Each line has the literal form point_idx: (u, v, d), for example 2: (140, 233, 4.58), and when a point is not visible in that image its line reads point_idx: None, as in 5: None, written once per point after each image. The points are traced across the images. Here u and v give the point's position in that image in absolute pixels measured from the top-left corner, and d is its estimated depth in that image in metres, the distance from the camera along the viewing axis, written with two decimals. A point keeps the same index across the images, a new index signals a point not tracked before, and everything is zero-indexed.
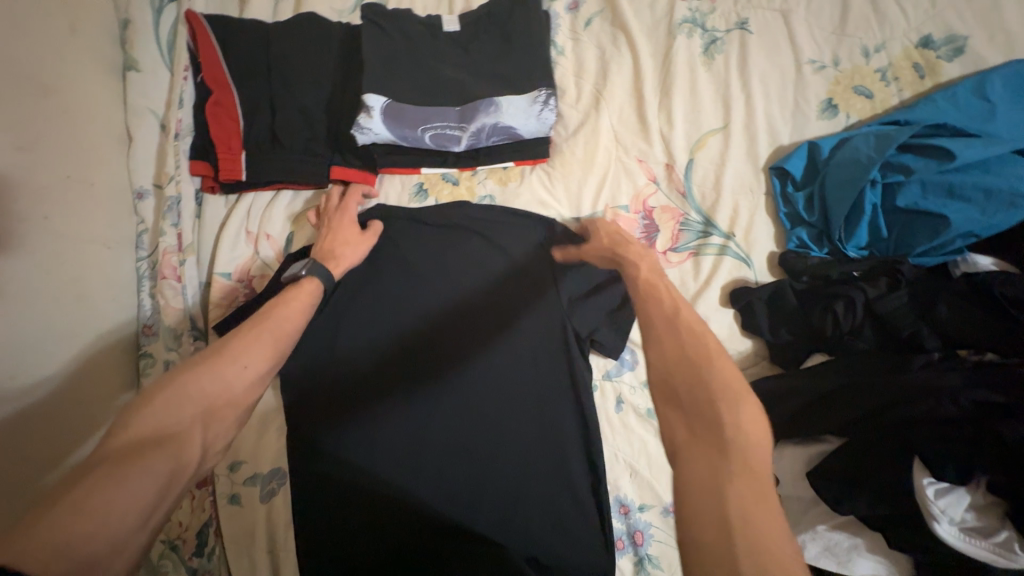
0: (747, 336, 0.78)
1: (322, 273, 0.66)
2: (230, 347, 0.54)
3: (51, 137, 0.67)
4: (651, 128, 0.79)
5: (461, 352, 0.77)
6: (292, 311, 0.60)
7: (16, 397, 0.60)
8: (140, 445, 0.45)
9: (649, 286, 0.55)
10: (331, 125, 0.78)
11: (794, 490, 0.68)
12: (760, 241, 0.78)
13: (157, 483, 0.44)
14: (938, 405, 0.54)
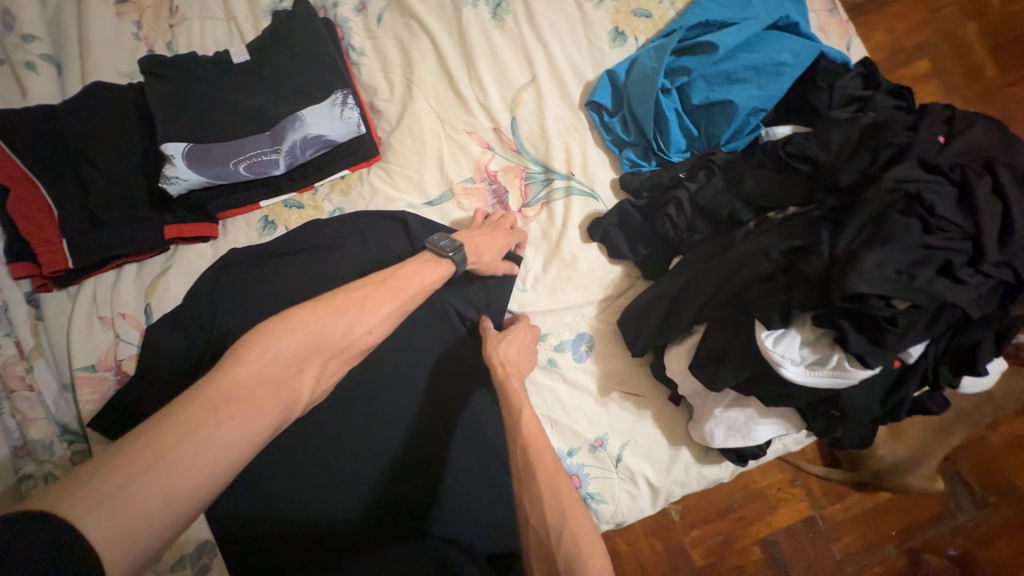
0: (615, 262, 0.82)
1: (461, 259, 0.68)
2: (350, 302, 0.54)
3: None
4: (469, 100, 0.82)
5: (355, 362, 0.76)
6: (423, 275, 0.64)
7: None
8: (256, 387, 0.43)
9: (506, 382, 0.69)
10: (152, 186, 0.76)
11: (688, 385, 0.72)
12: (598, 172, 0.82)
13: (269, 428, 0.43)
14: (754, 266, 0.59)
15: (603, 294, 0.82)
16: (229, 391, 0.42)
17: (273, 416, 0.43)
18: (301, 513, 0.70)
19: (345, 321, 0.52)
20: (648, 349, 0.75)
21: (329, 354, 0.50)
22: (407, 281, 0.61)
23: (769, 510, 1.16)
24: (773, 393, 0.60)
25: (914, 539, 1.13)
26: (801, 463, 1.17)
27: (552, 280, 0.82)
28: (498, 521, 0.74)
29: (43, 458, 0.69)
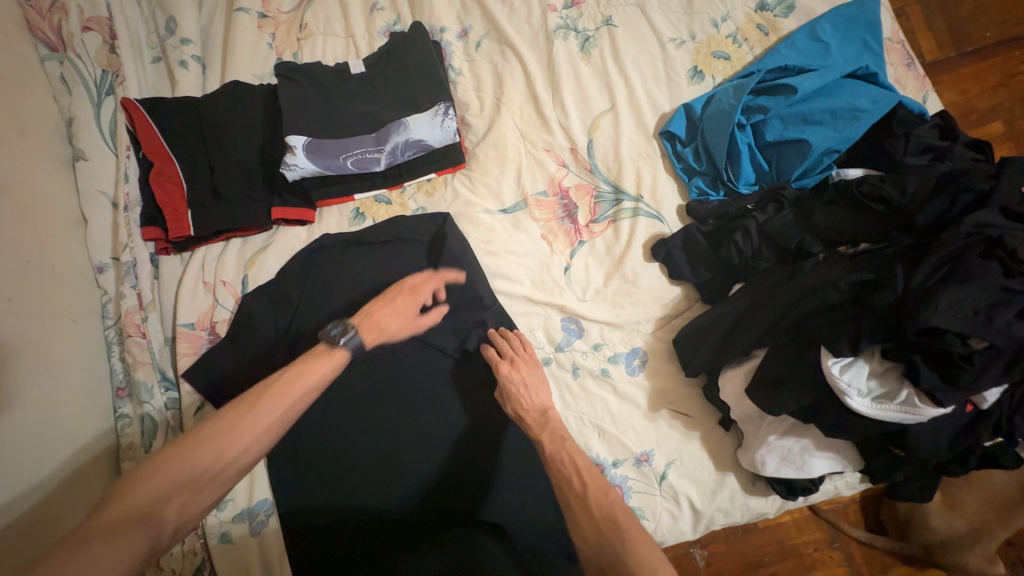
0: (675, 283, 0.85)
1: (354, 346, 0.67)
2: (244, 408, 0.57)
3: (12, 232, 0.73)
4: (551, 121, 0.89)
5: (405, 356, 0.83)
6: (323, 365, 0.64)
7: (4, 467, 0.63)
8: (113, 533, 0.46)
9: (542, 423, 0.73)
10: (266, 171, 0.87)
11: (742, 409, 0.73)
12: (666, 197, 0.86)
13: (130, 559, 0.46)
14: (823, 295, 0.62)
15: (661, 312, 0.85)
16: (80, 544, 0.45)
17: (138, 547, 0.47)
18: (361, 496, 0.77)
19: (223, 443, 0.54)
20: (704, 369, 0.77)
21: (201, 483, 0.52)
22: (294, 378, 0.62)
23: (805, 571, 1.26)
24: (834, 423, 0.61)
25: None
26: (846, 527, 1.27)
27: (612, 295, 0.86)
28: (537, 517, 0.77)
29: (144, 399, 0.79)
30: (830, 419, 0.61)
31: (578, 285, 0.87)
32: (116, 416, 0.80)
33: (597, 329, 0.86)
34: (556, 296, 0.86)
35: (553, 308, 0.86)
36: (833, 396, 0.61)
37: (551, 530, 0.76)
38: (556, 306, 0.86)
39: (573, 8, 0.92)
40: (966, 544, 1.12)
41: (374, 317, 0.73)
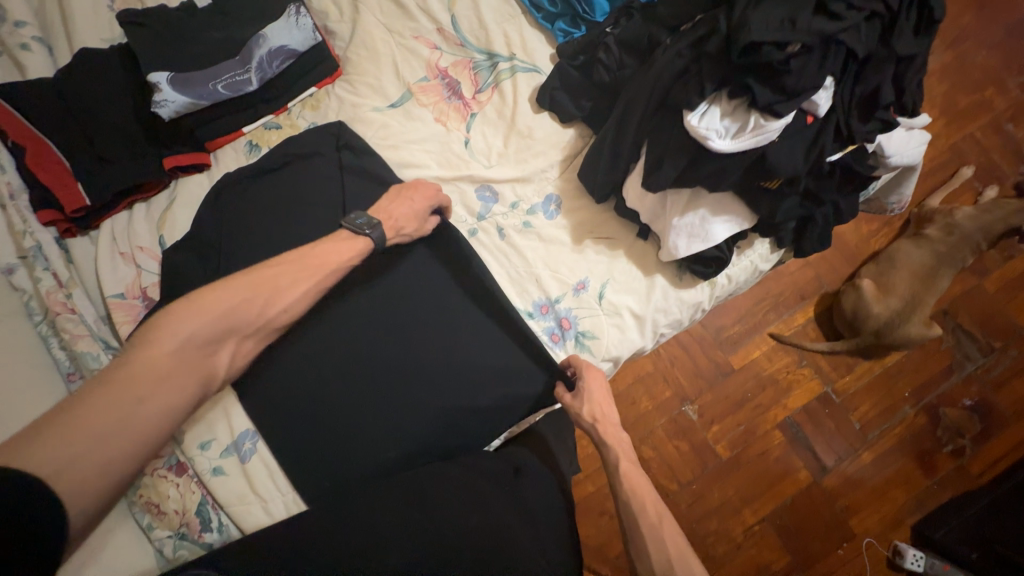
0: (567, 126, 0.90)
1: (379, 236, 0.77)
2: (265, 284, 0.67)
3: None
4: (411, 7, 0.91)
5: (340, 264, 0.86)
6: (341, 252, 0.74)
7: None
8: (170, 371, 0.57)
9: (607, 426, 0.79)
10: (145, 126, 0.86)
11: (648, 208, 0.80)
12: (537, 49, 0.91)
13: (184, 398, 0.57)
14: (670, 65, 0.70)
15: (563, 155, 0.90)
16: (138, 375, 0.54)
17: (190, 387, 0.58)
18: (337, 396, 0.82)
19: (256, 307, 0.66)
20: (609, 187, 0.84)
21: (236, 332, 0.64)
22: (314, 258, 0.72)
23: (782, 394, 1.41)
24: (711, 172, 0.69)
25: (924, 397, 1.42)
26: (808, 343, 1.42)
27: (514, 154, 0.91)
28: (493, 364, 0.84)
29: (94, 367, 0.78)
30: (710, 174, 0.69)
31: (481, 154, 0.91)
32: None
33: (510, 189, 0.90)
34: (464, 169, 0.90)
35: (465, 182, 0.91)
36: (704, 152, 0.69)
37: (511, 373, 0.85)
38: (466, 178, 0.90)
39: None
40: (904, 318, 1.27)
41: (386, 208, 0.79)
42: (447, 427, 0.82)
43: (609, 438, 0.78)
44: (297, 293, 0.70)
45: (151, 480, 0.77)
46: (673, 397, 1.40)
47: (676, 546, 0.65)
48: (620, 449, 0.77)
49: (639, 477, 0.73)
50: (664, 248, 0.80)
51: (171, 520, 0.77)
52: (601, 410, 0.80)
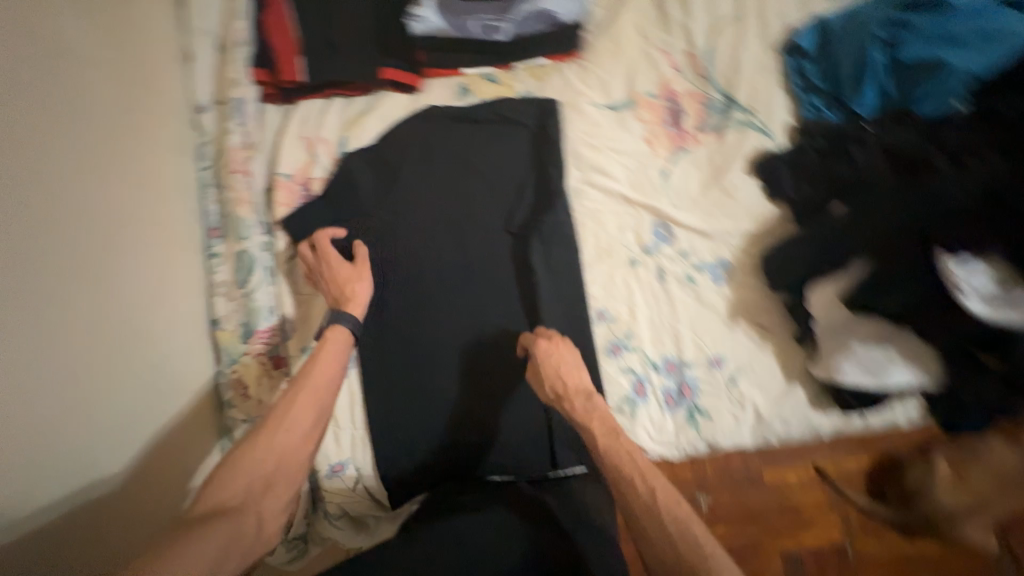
0: (772, 201, 0.86)
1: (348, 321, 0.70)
2: (279, 411, 0.60)
3: (127, 54, 0.76)
4: (672, 21, 0.87)
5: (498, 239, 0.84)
6: (336, 359, 0.66)
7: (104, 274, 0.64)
8: (204, 521, 0.51)
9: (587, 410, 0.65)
10: (378, 30, 0.85)
11: (828, 321, 0.76)
12: (777, 112, 0.86)
13: (219, 545, 0.50)
14: (942, 190, 0.67)
15: (755, 228, 0.86)
16: (179, 533, 0.50)
17: (224, 533, 0.51)
18: (447, 361, 0.82)
19: (279, 433, 0.58)
20: (797, 281, 0.79)
21: (263, 471, 0.56)
22: (306, 379, 0.63)
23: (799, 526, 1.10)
24: (925, 321, 0.70)
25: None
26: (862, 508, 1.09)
27: (706, 204, 0.86)
28: None
29: (244, 236, 0.79)
30: (922, 319, 0.70)
31: (674, 191, 0.87)
32: (209, 254, 0.82)
33: (686, 236, 0.86)
34: (651, 199, 0.86)
35: (644, 210, 0.87)
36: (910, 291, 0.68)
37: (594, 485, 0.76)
38: (649, 209, 0.86)
39: None
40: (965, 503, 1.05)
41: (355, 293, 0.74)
42: (530, 435, 0.82)
43: (580, 415, 0.65)
44: (318, 416, 0.62)
45: (250, 360, 0.78)
46: (691, 481, 1.12)
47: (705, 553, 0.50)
48: (598, 424, 0.63)
49: (635, 457, 0.58)
50: (818, 363, 0.77)
51: (252, 407, 0.77)
52: (571, 378, 0.70)
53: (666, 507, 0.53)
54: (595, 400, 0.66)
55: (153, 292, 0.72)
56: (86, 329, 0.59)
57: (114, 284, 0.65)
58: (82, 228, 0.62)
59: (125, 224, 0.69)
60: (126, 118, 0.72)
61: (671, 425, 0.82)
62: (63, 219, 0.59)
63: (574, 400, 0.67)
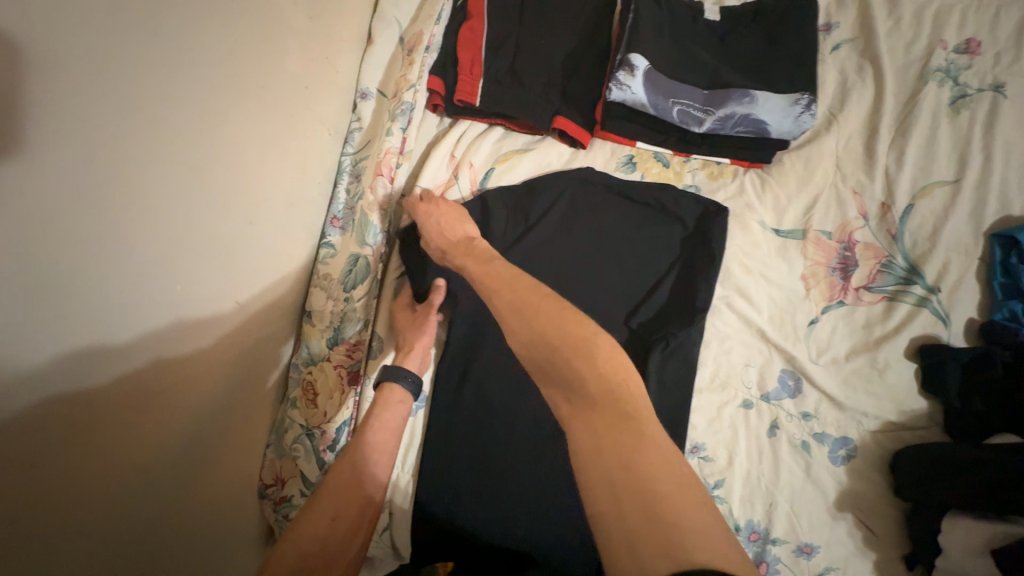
0: (923, 395, 0.76)
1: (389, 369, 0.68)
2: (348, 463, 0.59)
3: (327, 29, 0.73)
4: (878, 164, 0.78)
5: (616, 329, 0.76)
6: (395, 415, 0.65)
7: (232, 252, 0.61)
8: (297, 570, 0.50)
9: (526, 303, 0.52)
10: (566, 76, 0.80)
11: (961, 565, 0.65)
12: (963, 302, 0.75)
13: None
14: None
15: (894, 417, 0.76)
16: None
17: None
18: (519, 437, 0.77)
19: (353, 486, 0.57)
20: (928, 500, 0.69)
21: (340, 521, 0.55)
22: (373, 436, 0.62)
23: None
24: None
25: None
26: None
27: (849, 371, 0.77)
28: None
29: (367, 243, 0.74)
30: None
31: (816, 344, 0.78)
32: (323, 243, 0.79)
33: (815, 398, 0.77)
34: (789, 343, 0.77)
35: (776, 352, 0.78)
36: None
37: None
38: (784, 354, 0.77)
39: (963, 56, 0.78)
40: None
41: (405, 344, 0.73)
42: (578, 551, 0.73)
43: (495, 284, 0.56)
44: (383, 471, 0.61)
45: (329, 368, 0.74)
46: None
47: (628, 406, 0.42)
48: (470, 259, 0.63)
49: (499, 274, 0.58)
50: None
51: (315, 416, 0.73)
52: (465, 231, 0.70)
53: (554, 328, 0.48)
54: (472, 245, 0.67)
55: (268, 275, 0.69)
56: (195, 303, 0.56)
57: (239, 271, 0.63)
58: (227, 201, 0.59)
59: (263, 201, 0.66)
60: (305, 97, 0.71)
61: None
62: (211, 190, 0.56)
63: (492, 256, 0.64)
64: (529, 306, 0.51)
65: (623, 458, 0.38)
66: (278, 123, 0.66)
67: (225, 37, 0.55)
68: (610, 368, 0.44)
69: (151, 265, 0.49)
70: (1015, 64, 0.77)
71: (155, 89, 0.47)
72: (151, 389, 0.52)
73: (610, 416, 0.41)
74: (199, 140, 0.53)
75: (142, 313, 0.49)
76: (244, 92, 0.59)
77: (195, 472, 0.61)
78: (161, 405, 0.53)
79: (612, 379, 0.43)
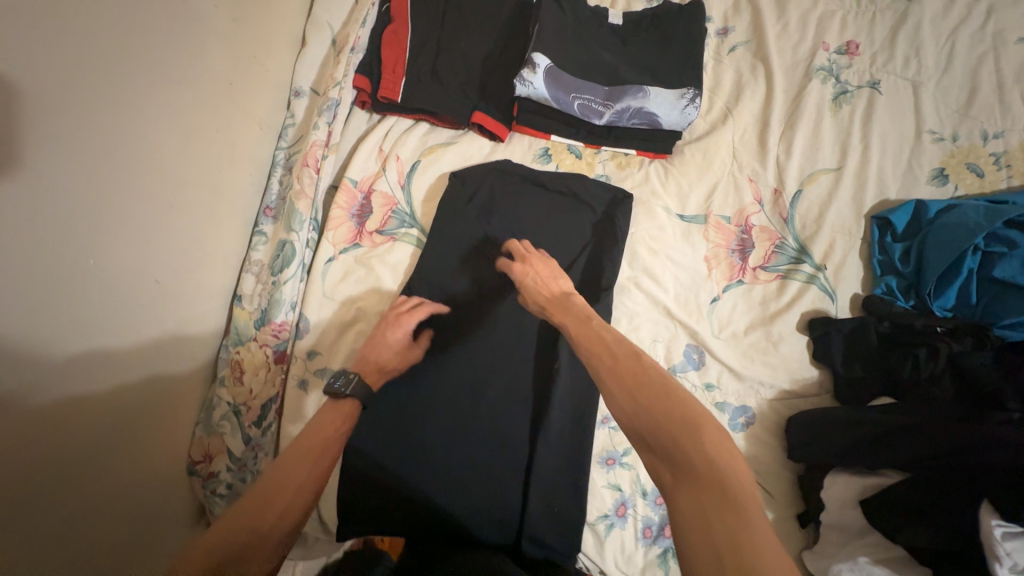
0: (814, 365, 0.82)
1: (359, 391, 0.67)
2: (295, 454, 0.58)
3: (258, 31, 0.80)
4: (769, 153, 0.86)
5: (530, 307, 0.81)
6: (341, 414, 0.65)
7: (155, 228, 0.63)
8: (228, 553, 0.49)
9: (614, 361, 0.57)
10: (485, 76, 0.88)
11: (839, 517, 0.70)
12: (848, 279, 0.82)
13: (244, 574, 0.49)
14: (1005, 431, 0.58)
15: (789, 386, 0.82)
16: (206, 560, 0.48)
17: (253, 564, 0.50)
18: (436, 417, 0.79)
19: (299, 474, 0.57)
20: (815, 459, 0.74)
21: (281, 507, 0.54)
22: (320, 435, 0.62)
23: None
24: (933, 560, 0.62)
25: None
26: None
27: (747, 344, 0.83)
28: (566, 516, 0.76)
29: (293, 229, 0.79)
30: (938, 559, 0.61)
31: (718, 320, 0.84)
32: (255, 231, 0.83)
33: (717, 369, 0.82)
34: (692, 320, 0.83)
35: (681, 328, 0.83)
36: (971, 543, 0.58)
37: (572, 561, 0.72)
38: (688, 330, 0.83)
39: (844, 56, 0.88)
40: None
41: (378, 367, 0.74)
42: (496, 520, 0.75)
43: (594, 350, 0.59)
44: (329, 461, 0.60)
45: (255, 348, 0.77)
46: None
47: (731, 488, 0.43)
48: (570, 321, 0.65)
49: (598, 335, 0.61)
50: (822, 559, 0.70)
51: (241, 394, 0.76)
52: (545, 280, 0.74)
53: (660, 404, 0.50)
54: (571, 299, 0.69)
55: (195, 256, 0.72)
56: (114, 277, 0.58)
57: (165, 246, 0.65)
58: (145, 187, 0.61)
59: (190, 184, 0.69)
60: (234, 92, 0.76)
61: (640, 558, 0.77)
62: (123, 177, 0.58)
63: (569, 314, 0.66)
64: (641, 373, 0.54)
65: (730, 532, 0.40)
66: (205, 110, 0.70)
67: (158, 35, 0.60)
68: (718, 449, 0.46)
69: (63, 241, 0.51)
70: (888, 63, 0.86)
71: (85, 75, 0.52)
72: (52, 403, 0.51)
73: (707, 491, 0.43)
74: (104, 118, 0.54)
75: (57, 289, 0.51)
76: (175, 82, 0.64)
77: (109, 493, 0.60)
78: (64, 425, 0.53)
79: (719, 465, 0.45)
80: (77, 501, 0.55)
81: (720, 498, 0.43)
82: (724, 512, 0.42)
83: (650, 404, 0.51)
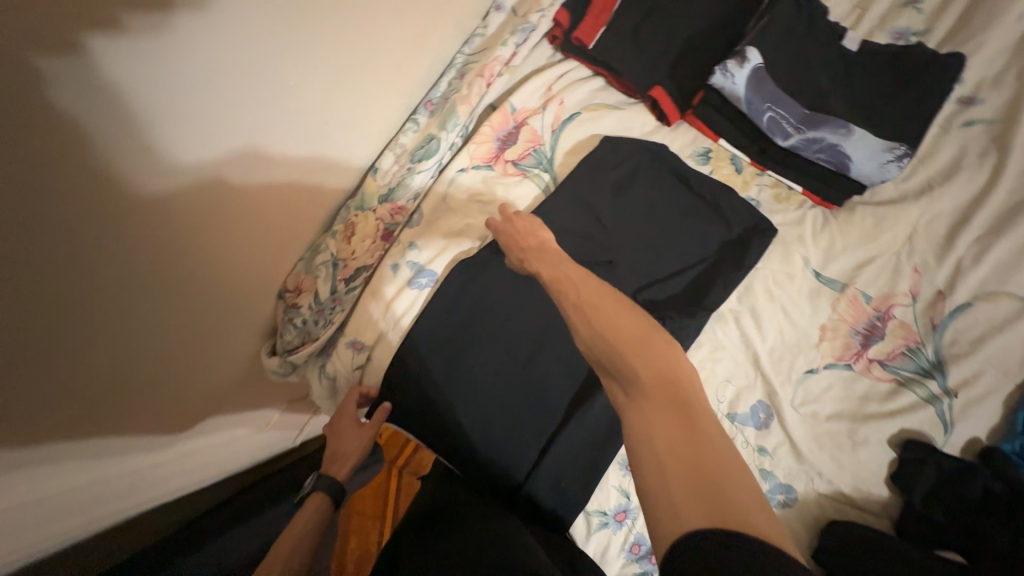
0: (887, 484, 0.74)
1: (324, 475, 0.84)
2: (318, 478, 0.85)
3: None
4: (953, 251, 0.75)
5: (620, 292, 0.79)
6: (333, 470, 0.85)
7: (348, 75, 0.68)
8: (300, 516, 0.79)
9: (566, 291, 0.58)
10: (682, 54, 0.85)
11: None
12: (975, 418, 0.72)
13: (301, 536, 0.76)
14: None
15: (848, 491, 0.74)
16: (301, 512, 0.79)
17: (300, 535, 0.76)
18: (495, 349, 0.82)
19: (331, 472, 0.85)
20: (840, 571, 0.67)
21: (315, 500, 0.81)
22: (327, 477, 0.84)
23: None
24: None
25: None
26: None
27: (824, 430, 0.75)
28: (567, 493, 0.77)
29: (445, 128, 0.82)
30: None
31: (803, 393, 0.77)
32: (409, 118, 0.87)
33: (778, 440, 0.76)
34: (777, 379, 0.77)
35: (760, 382, 0.78)
36: None
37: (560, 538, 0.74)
38: (768, 386, 0.77)
39: None
40: None
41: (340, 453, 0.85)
42: (503, 463, 0.78)
43: (563, 282, 0.60)
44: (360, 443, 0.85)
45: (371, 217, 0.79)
46: None
47: (682, 394, 0.45)
48: (542, 262, 0.66)
49: (562, 272, 0.62)
50: None
51: (344, 250, 0.78)
52: (528, 231, 0.72)
53: (620, 332, 0.50)
54: (549, 245, 0.69)
55: (360, 115, 0.76)
56: (286, 103, 0.60)
57: (345, 97, 0.70)
58: (339, 24, 0.62)
59: (378, 50, 0.73)
60: None
61: (616, 567, 0.77)
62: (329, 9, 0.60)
63: (547, 257, 0.67)
64: (592, 301, 0.54)
65: (675, 444, 0.41)
66: None
67: None
68: (675, 366, 0.47)
69: (235, 53, 0.50)
70: None
71: None
72: (198, 195, 0.54)
73: (663, 404, 0.44)
74: None
75: (212, 102, 0.50)
76: None
77: (204, 300, 0.63)
78: (207, 214, 0.56)
79: (670, 375, 0.46)
80: (177, 296, 0.58)
81: (671, 403, 0.44)
82: (677, 416, 0.43)
83: (605, 318, 0.52)
